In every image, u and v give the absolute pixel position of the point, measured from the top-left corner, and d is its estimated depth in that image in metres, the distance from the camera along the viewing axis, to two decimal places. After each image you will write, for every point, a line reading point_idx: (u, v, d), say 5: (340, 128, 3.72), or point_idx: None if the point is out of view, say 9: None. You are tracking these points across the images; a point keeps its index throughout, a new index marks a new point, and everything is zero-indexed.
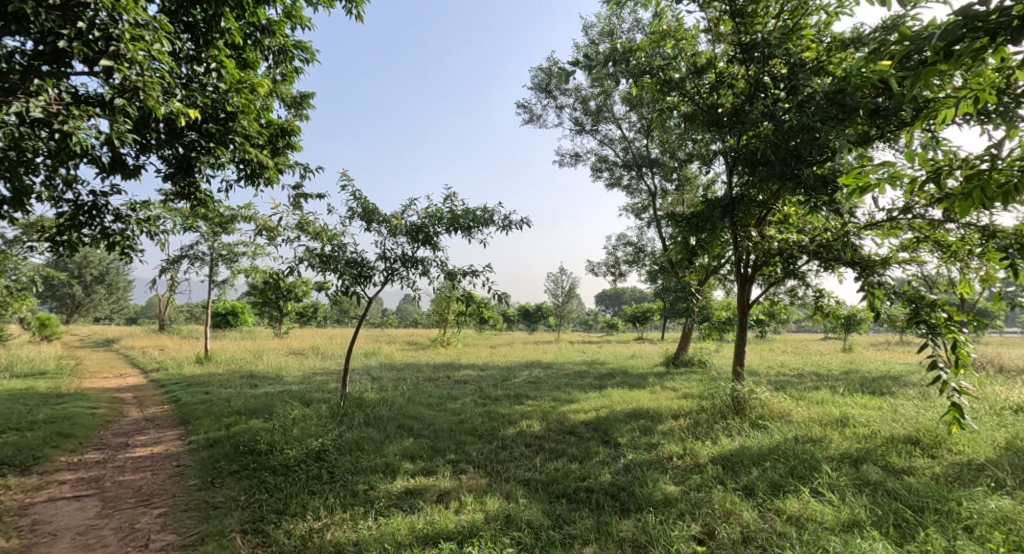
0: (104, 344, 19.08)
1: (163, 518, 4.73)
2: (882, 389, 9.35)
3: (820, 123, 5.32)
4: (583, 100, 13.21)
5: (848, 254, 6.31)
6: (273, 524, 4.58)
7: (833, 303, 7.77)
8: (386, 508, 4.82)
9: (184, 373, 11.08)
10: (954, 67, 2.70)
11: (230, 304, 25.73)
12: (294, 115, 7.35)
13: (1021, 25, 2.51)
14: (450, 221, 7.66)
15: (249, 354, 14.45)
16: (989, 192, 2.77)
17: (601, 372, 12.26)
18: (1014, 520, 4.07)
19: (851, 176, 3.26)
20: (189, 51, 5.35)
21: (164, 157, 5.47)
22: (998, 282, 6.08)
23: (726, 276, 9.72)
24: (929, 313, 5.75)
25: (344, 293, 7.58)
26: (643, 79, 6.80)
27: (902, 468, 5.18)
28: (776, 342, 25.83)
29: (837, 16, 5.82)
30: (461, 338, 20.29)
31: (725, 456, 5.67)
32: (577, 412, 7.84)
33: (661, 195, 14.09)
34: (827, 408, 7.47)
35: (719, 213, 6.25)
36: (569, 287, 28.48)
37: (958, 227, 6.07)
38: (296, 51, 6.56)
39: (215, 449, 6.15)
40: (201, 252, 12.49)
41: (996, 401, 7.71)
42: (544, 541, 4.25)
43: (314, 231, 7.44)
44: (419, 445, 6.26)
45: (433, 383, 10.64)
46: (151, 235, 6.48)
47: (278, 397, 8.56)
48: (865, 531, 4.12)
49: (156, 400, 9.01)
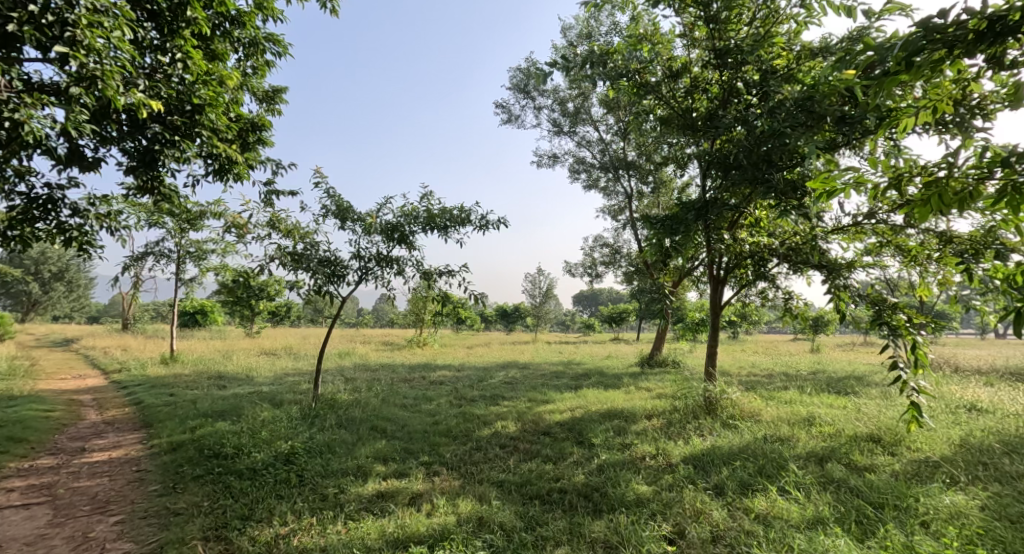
0: (63, 343, 18.41)
1: (120, 526, 4.56)
2: (846, 389, 9.62)
3: (790, 129, 5.45)
4: (561, 101, 13.26)
5: (815, 257, 6.47)
6: (237, 530, 4.45)
7: (802, 305, 7.94)
8: (356, 512, 4.74)
9: (149, 374, 10.78)
10: (915, 78, 2.75)
11: (199, 303, 25.05)
12: (266, 110, 7.20)
13: (976, 40, 2.58)
14: (426, 220, 7.58)
15: (218, 354, 14.07)
16: (946, 199, 2.85)
17: (577, 372, 12.35)
18: (967, 515, 4.21)
19: (819, 181, 3.33)
20: (154, 40, 5.17)
21: (126, 150, 5.27)
22: (954, 286, 6.29)
23: (698, 277, 9.89)
24: (891, 314, 5.90)
25: (317, 293, 7.44)
26: (620, 82, 6.84)
27: (865, 465, 5.34)
28: (746, 341, 26.81)
29: (806, 26, 5.97)
30: (438, 338, 20.16)
31: (696, 456, 5.74)
32: (552, 412, 7.88)
33: (637, 197, 14.26)
34: (795, 408, 7.61)
35: (693, 215, 6.35)
36: (546, 287, 28.62)
37: (918, 233, 6.27)
38: (267, 44, 6.46)
39: (179, 453, 5.96)
40: (167, 249, 12.12)
41: (952, 400, 8.01)
42: (516, 544, 4.24)
43: (285, 229, 7.27)
44: (392, 447, 6.19)
45: (409, 383, 10.60)
46: (111, 230, 6.24)
47: (247, 398, 8.39)
48: (828, 528, 4.21)
49: (116, 402, 8.70)
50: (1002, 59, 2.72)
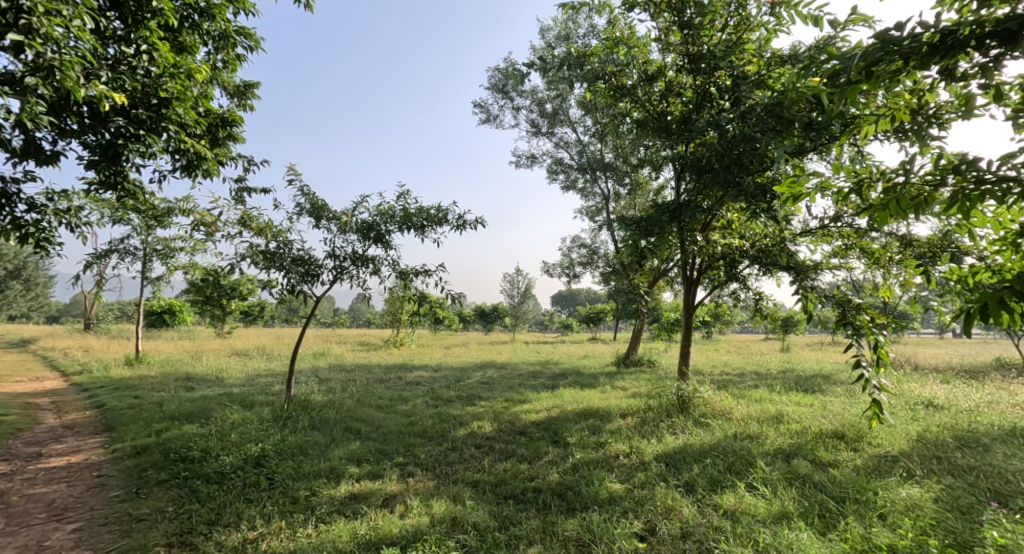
0: (18, 345, 17.61)
1: (78, 534, 4.42)
2: (813, 387, 9.90)
3: (760, 133, 5.59)
4: (539, 101, 13.32)
5: (784, 258, 6.65)
6: (203, 536, 4.36)
7: (772, 305, 8.13)
8: (327, 515, 4.69)
9: (112, 375, 10.43)
10: (875, 87, 2.85)
11: (167, 303, 24.23)
12: (237, 105, 7.06)
13: (931, 52, 2.68)
14: (403, 219, 7.52)
15: (186, 355, 13.70)
16: (903, 204, 2.96)
17: (554, 371, 12.37)
18: (922, 507, 4.36)
19: (785, 186, 3.44)
20: (117, 31, 5.02)
21: (86, 144, 5.09)
22: (914, 288, 6.52)
23: (673, 278, 10.02)
24: (855, 315, 6.09)
25: (291, 292, 7.31)
26: (597, 84, 6.93)
27: (829, 460, 5.51)
28: (720, 342, 27.32)
29: (776, 33, 6.12)
30: (415, 339, 19.98)
31: (668, 453, 5.84)
32: (529, 412, 7.89)
33: (615, 198, 14.41)
34: (764, 405, 7.80)
35: (667, 217, 6.44)
36: (524, 288, 28.60)
37: (881, 236, 6.47)
38: (238, 38, 6.34)
39: (143, 457, 5.78)
40: (133, 246, 11.74)
41: (912, 397, 8.31)
42: (489, 543, 4.25)
43: (257, 227, 7.12)
44: (366, 449, 6.11)
45: (385, 384, 10.51)
46: (72, 226, 6.02)
47: (217, 400, 8.18)
48: (793, 522, 4.33)
49: (76, 406, 8.39)
50: (954, 71, 2.83)
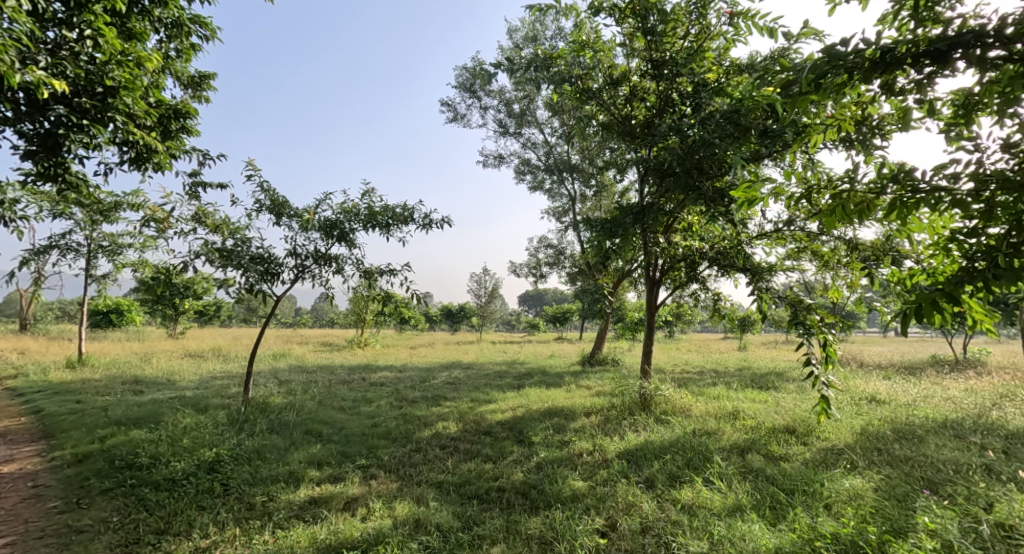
0: None
1: (11, 549, 4.20)
2: (768, 384, 10.28)
3: (718, 139, 5.79)
4: (506, 102, 13.37)
5: (740, 260, 6.91)
6: (150, 545, 4.21)
7: (730, 305, 8.40)
8: (285, 520, 4.59)
9: (52, 380, 9.85)
10: (823, 98, 3.03)
11: (114, 302, 23.06)
12: (192, 96, 6.82)
13: (872, 67, 2.85)
14: (367, 217, 7.43)
15: (134, 357, 13.07)
16: (847, 210, 3.15)
17: (519, 371, 12.39)
18: (863, 496, 4.61)
19: (741, 191, 3.60)
20: (58, 14, 4.77)
21: (23, 133, 4.82)
22: (860, 289, 6.86)
23: (636, 279, 10.22)
24: (806, 315, 6.36)
25: (249, 291, 7.12)
26: (563, 87, 7.01)
27: (780, 454, 5.75)
28: (682, 341, 27.97)
29: (734, 43, 6.34)
30: (379, 339, 19.68)
31: (630, 451, 5.96)
32: (494, 412, 7.91)
33: (581, 199, 14.60)
34: (722, 402, 8.04)
35: (630, 219, 6.57)
36: (491, 288, 28.62)
37: (831, 239, 6.78)
38: (193, 27, 6.13)
39: (85, 465, 5.52)
40: (76, 242, 11.17)
41: (857, 392, 8.75)
42: (452, 544, 4.25)
43: (212, 223, 6.91)
44: (328, 452, 6.02)
45: (348, 385, 10.34)
46: (6, 220, 5.69)
47: (168, 404, 7.87)
48: (745, 514, 4.51)
49: (11, 412, 7.90)
50: (892, 86, 3.01)
